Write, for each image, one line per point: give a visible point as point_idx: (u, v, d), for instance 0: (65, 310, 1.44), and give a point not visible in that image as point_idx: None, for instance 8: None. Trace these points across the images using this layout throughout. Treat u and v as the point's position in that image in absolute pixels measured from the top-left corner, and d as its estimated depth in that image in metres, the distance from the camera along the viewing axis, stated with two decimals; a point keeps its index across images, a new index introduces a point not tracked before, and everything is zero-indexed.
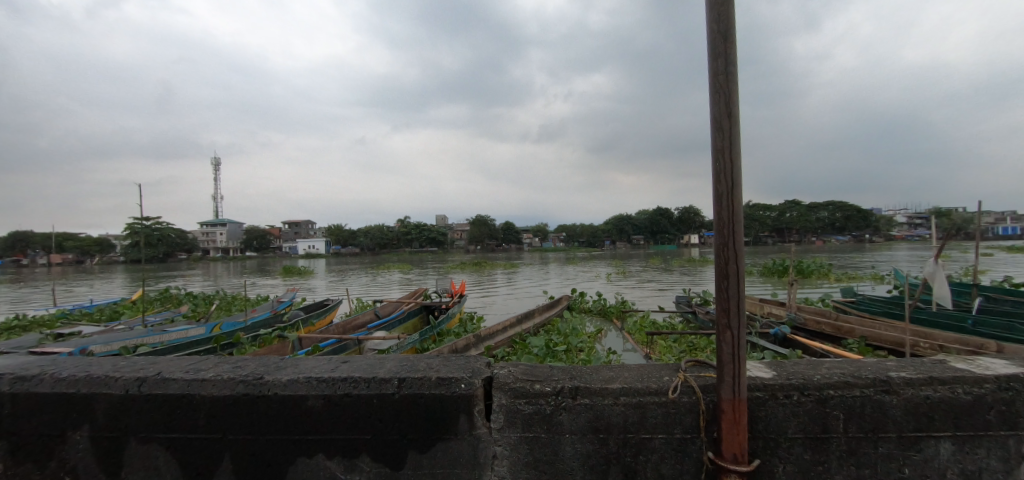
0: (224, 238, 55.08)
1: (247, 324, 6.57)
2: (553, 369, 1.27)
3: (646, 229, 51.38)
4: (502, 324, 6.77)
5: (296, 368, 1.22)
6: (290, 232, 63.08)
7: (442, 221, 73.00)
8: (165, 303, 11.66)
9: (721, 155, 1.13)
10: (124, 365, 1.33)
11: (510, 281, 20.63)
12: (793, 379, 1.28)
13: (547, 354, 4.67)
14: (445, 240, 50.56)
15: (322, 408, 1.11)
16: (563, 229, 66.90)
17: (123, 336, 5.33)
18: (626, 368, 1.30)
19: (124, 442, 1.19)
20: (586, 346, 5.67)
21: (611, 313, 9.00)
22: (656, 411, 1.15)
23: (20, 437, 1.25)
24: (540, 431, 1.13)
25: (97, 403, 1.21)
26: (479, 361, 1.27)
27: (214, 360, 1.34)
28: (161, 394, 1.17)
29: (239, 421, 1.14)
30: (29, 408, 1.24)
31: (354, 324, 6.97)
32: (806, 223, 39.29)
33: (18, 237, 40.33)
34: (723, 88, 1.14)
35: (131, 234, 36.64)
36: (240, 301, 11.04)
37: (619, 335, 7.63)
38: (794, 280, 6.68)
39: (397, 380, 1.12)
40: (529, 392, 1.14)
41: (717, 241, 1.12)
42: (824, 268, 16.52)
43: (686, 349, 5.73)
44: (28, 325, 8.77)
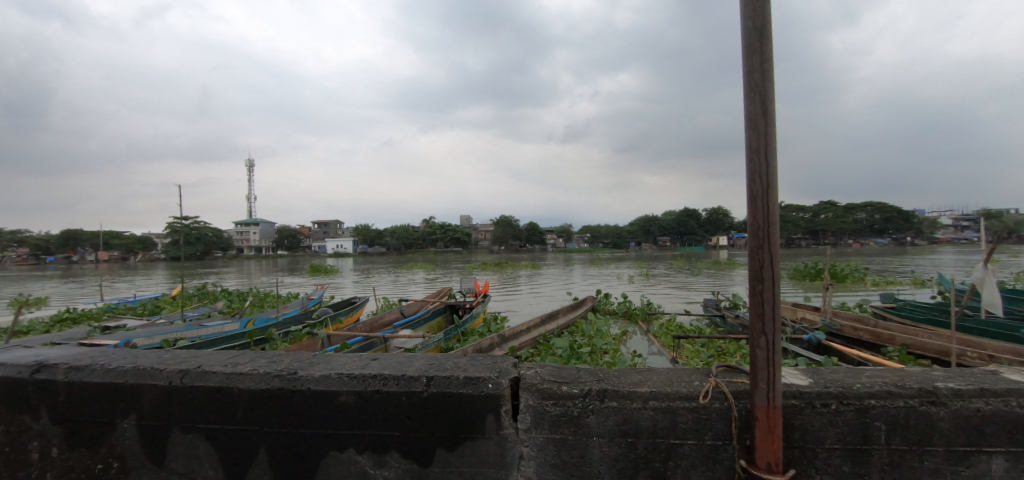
0: (257, 237, 57.08)
1: (279, 320, 6.80)
2: (580, 371, 1.27)
3: (672, 230, 50.52)
4: (527, 324, 6.77)
5: (327, 364, 1.25)
6: (319, 231, 64.82)
7: (466, 222, 73.49)
8: (201, 299, 12.16)
9: (755, 155, 1.10)
10: (167, 357, 1.40)
11: (533, 281, 20.63)
12: (831, 387, 1.24)
13: (571, 355, 4.65)
14: (469, 240, 50.98)
15: (352, 404, 1.14)
16: (586, 230, 66.31)
17: (164, 330, 5.60)
18: (655, 371, 1.28)
19: (168, 431, 1.25)
20: (611, 348, 5.61)
21: (636, 316, 8.88)
22: (686, 416, 1.13)
23: (74, 423, 1.33)
24: (567, 432, 1.13)
25: (144, 394, 1.27)
26: (505, 361, 1.28)
27: (251, 354, 1.39)
28: (202, 386, 1.22)
29: (274, 415, 1.18)
30: (82, 396, 1.32)
31: (380, 322, 7.10)
32: (843, 225, 37.77)
33: (70, 235, 42.99)
34: (758, 87, 1.11)
35: (172, 232, 38.39)
36: (272, 298, 11.41)
37: (644, 338, 7.51)
38: (829, 284, 6.41)
39: (426, 378, 1.13)
40: (556, 393, 1.13)
41: (750, 243, 1.09)
42: (862, 271, 15.86)
43: (715, 354, 5.59)
44: (77, 318, 9.29)
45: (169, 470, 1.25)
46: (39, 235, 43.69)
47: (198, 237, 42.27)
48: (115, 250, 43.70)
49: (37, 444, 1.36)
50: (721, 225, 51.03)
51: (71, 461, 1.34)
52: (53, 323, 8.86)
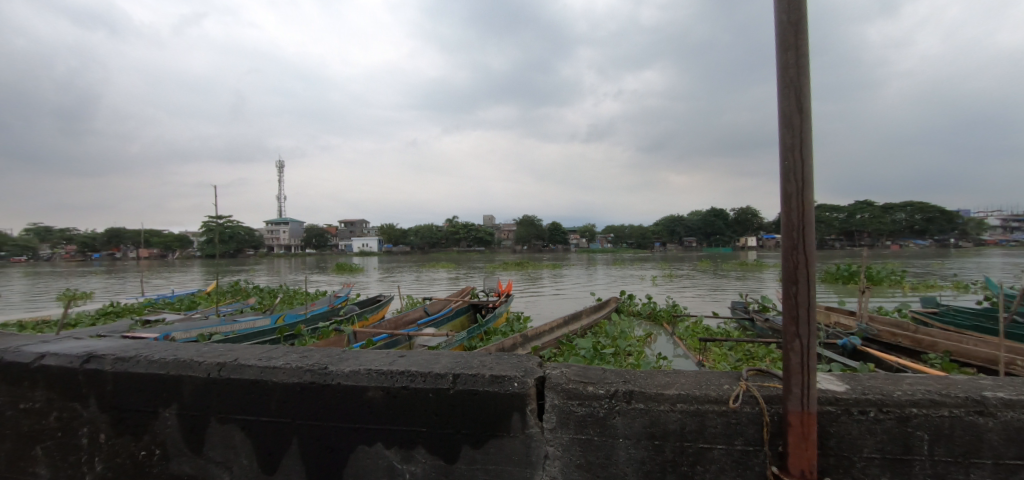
0: (287, 235, 58.79)
1: (307, 316, 7.00)
2: (606, 372, 1.25)
3: (698, 230, 49.49)
4: (550, 324, 6.77)
5: (356, 360, 1.28)
6: (345, 230, 66.25)
7: (489, 221, 73.72)
8: (234, 295, 12.62)
9: (790, 154, 1.06)
10: (205, 350, 1.46)
11: (556, 281, 20.55)
12: (870, 394, 1.19)
13: (595, 356, 4.63)
14: (491, 240, 51.20)
15: (381, 400, 1.16)
16: (610, 230, 65.55)
17: (201, 325, 5.84)
18: (683, 374, 1.25)
19: (206, 422, 1.30)
20: (635, 350, 5.55)
21: (660, 318, 8.74)
22: (716, 420, 1.10)
23: (119, 411, 1.40)
24: (593, 433, 1.12)
25: (184, 385, 1.33)
26: (531, 361, 1.28)
27: (284, 349, 1.43)
28: (239, 378, 1.27)
29: (305, 408, 1.21)
30: (127, 385, 1.39)
31: (404, 320, 7.23)
32: (881, 225, 36.18)
33: (113, 233, 45.26)
34: (794, 83, 1.07)
35: (207, 231, 39.98)
36: (301, 295, 11.75)
37: (670, 340, 7.39)
38: (866, 287, 6.16)
39: (452, 376, 1.14)
40: (581, 394, 1.13)
41: (785, 244, 1.06)
42: (899, 274, 15.18)
43: (743, 358, 5.46)
44: (121, 312, 9.79)
45: (207, 458, 1.31)
46: (87, 233, 46.24)
47: (231, 236, 43.89)
48: (155, 247, 45.86)
49: (87, 430, 1.44)
50: (749, 225, 49.64)
51: (117, 447, 1.41)
52: (99, 316, 9.37)
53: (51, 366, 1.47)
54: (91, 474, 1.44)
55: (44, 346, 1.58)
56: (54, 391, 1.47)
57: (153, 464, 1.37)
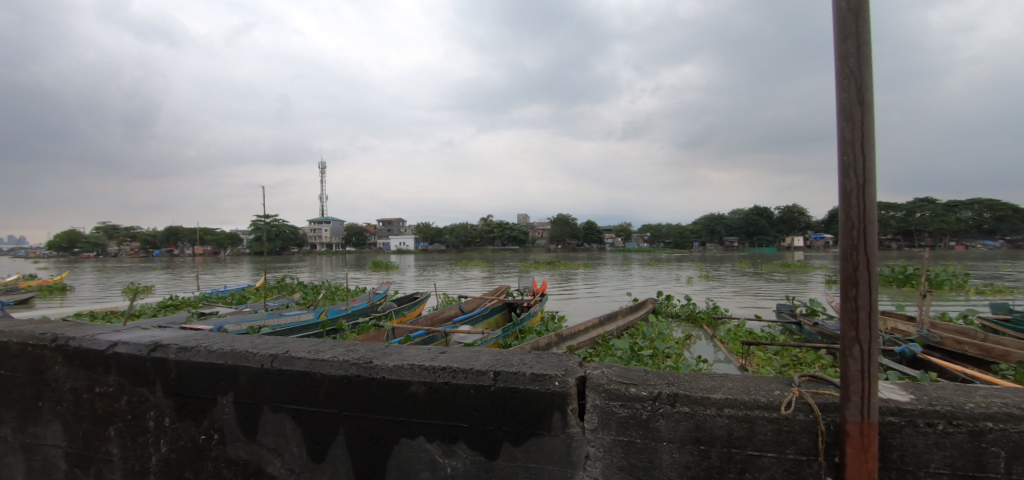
0: (328, 234, 61.08)
1: (348, 311, 7.26)
2: (649, 373, 1.23)
3: (740, 229, 47.62)
4: (585, 324, 6.71)
5: (399, 355, 1.31)
6: (383, 229, 68.11)
7: (523, 221, 73.91)
8: (280, 291, 13.25)
9: (849, 148, 1.00)
10: (258, 342, 1.53)
11: (591, 281, 20.32)
12: (937, 405, 1.10)
13: (632, 357, 4.58)
14: (525, 239, 51.24)
15: (423, 395, 1.19)
16: (646, 230, 64.13)
17: (251, 318, 6.18)
18: (729, 377, 1.21)
19: (260, 410, 1.37)
20: (674, 352, 5.43)
21: (700, 320, 8.48)
22: (766, 427, 1.05)
23: (182, 397, 1.50)
24: (635, 435, 1.10)
25: (240, 374, 1.40)
26: (570, 360, 1.27)
27: (331, 343, 1.49)
28: (289, 370, 1.33)
29: (350, 400, 1.26)
30: (189, 372, 1.48)
31: (441, 317, 7.36)
32: (944, 225, 33.60)
33: (172, 232, 48.52)
34: (854, 74, 1.01)
35: (256, 229, 42.14)
36: (341, 291, 12.19)
37: (710, 344, 7.16)
38: (927, 290, 5.75)
39: (493, 373, 1.15)
40: (624, 395, 1.11)
41: (844, 244, 1.00)
42: (964, 277, 14.07)
43: (789, 363, 5.23)
44: (179, 305, 10.49)
45: (260, 444, 1.38)
46: (149, 231, 49.79)
47: (278, 234, 46.14)
48: (209, 244, 48.81)
49: (153, 414, 1.55)
50: (795, 224, 47.35)
51: (180, 430, 1.51)
52: (160, 308, 10.08)
53: (122, 353, 1.60)
54: (157, 454, 1.55)
55: (116, 336, 1.71)
56: (125, 377, 1.60)
57: (212, 447, 1.46)
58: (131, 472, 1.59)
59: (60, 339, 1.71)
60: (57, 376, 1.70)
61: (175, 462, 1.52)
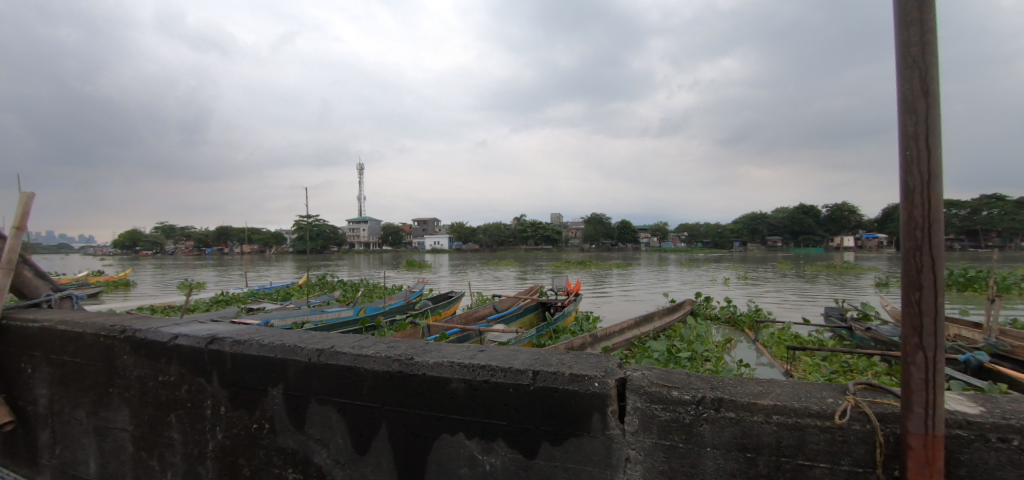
0: (366, 233, 62.83)
1: (386, 309, 7.48)
2: (691, 376, 1.19)
3: (784, 229, 45.47)
4: (621, 325, 6.61)
5: (439, 353, 1.34)
6: (419, 228, 69.46)
7: (557, 221, 73.59)
8: (321, 288, 13.76)
9: (911, 141, 0.94)
10: (305, 337, 1.60)
11: (625, 282, 19.95)
12: (1013, 420, 1.02)
13: (669, 360, 4.51)
14: (558, 239, 50.94)
15: (463, 392, 1.21)
16: (683, 229, 62.42)
17: (295, 313, 6.48)
18: (778, 383, 1.16)
19: (308, 402, 1.44)
20: (713, 356, 5.28)
21: (741, 323, 8.17)
22: (819, 436, 1.01)
23: (236, 387, 1.59)
24: (678, 440, 1.07)
25: (290, 366, 1.47)
26: (610, 361, 1.25)
27: (373, 339, 1.53)
28: (335, 364, 1.38)
29: (392, 395, 1.30)
30: (243, 364, 1.57)
31: (475, 316, 7.46)
32: (1016, 224, 30.88)
33: (223, 231, 51.41)
34: (918, 63, 0.94)
35: (298, 229, 44.02)
36: (379, 289, 12.56)
37: (752, 348, 6.89)
38: (995, 295, 5.32)
39: (532, 372, 1.15)
40: (666, 398, 1.08)
41: (905, 244, 0.94)
42: None
43: (839, 370, 4.98)
44: (229, 300, 11.11)
45: (307, 435, 1.44)
46: (202, 230, 52.96)
47: (319, 233, 48.04)
48: (255, 244, 51.37)
49: (210, 402, 1.65)
50: (845, 224, 44.77)
51: (234, 418, 1.60)
52: (212, 303, 10.69)
53: (183, 345, 1.71)
54: (214, 440, 1.65)
55: (177, 328, 1.83)
56: (185, 367, 1.70)
57: (263, 436, 1.54)
58: (190, 456, 1.70)
59: (128, 330, 1.85)
60: (125, 365, 1.84)
61: (230, 449, 1.61)
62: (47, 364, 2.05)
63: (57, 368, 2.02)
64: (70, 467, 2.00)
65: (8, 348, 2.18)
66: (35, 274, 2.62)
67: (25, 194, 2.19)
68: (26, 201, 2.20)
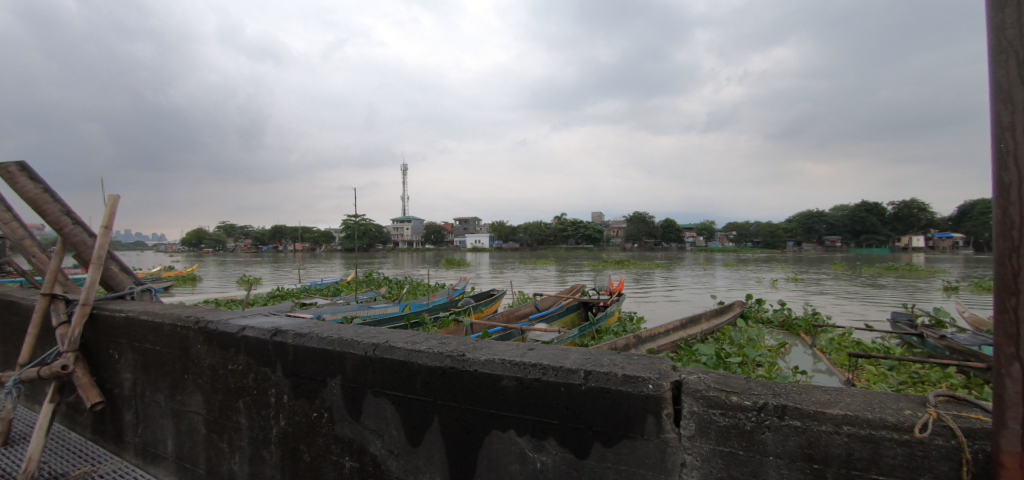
0: (410, 232, 64.64)
1: (430, 306, 7.69)
2: (750, 381, 1.15)
3: (845, 228, 42.61)
4: (666, 327, 6.44)
5: (490, 350, 1.36)
6: (460, 227, 70.72)
7: (599, 220, 72.62)
8: (368, 285, 14.32)
9: (1009, 134, 0.86)
10: (361, 332, 1.67)
11: (669, 282, 19.40)
12: None
13: (718, 364, 4.39)
14: (600, 238, 50.23)
15: (514, 389, 1.22)
16: (732, 229, 59.99)
17: (346, 309, 6.80)
18: (847, 392, 1.10)
19: (364, 394, 1.50)
20: (767, 361, 5.05)
21: (797, 327, 7.77)
22: (896, 450, 0.94)
23: (298, 378, 1.68)
24: (738, 447, 1.03)
25: (347, 360, 1.54)
26: (663, 363, 1.22)
27: (425, 334, 1.58)
28: (390, 358, 1.43)
29: (444, 390, 1.33)
30: (304, 356, 1.66)
31: (517, 314, 7.53)
32: None
33: (278, 230, 54.56)
34: (1014, 48, 0.85)
35: (346, 228, 45.93)
36: (422, 287, 12.88)
37: (808, 354, 6.53)
38: None
39: (584, 371, 1.15)
40: (724, 403, 1.05)
41: (1000, 247, 0.86)
42: None
43: (908, 381, 4.63)
44: (284, 295, 11.77)
45: (363, 425, 1.51)
46: (260, 230, 56.56)
47: (365, 232, 49.94)
48: (306, 242, 54.14)
49: (274, 391, 1.76)
50: (914, 222, 41.38)
51: (296, 407, 1.69)
52: (270, 298, 11.39)
53: (249, 336, 1.83)
54: (277, 426, 1.75)
55: (243, 321, 1.96)
56: (251, 357, 1.82)
57: (322, 424, 1.62)
58: (255, 440, 1.82)
59: (201, 322, 2.00)
60: (199, 353, 1.99)
61: (291, 435, 1.71)
62: (132, 351, 2.25)
63: (139, 355, 2.22)
64: (150, 445, 2.19)
65: (99, 335, 2.42)
66: (120, 269, 2.89)
67: (111, 196, 2.42)
68: (112, 202, 2.42)
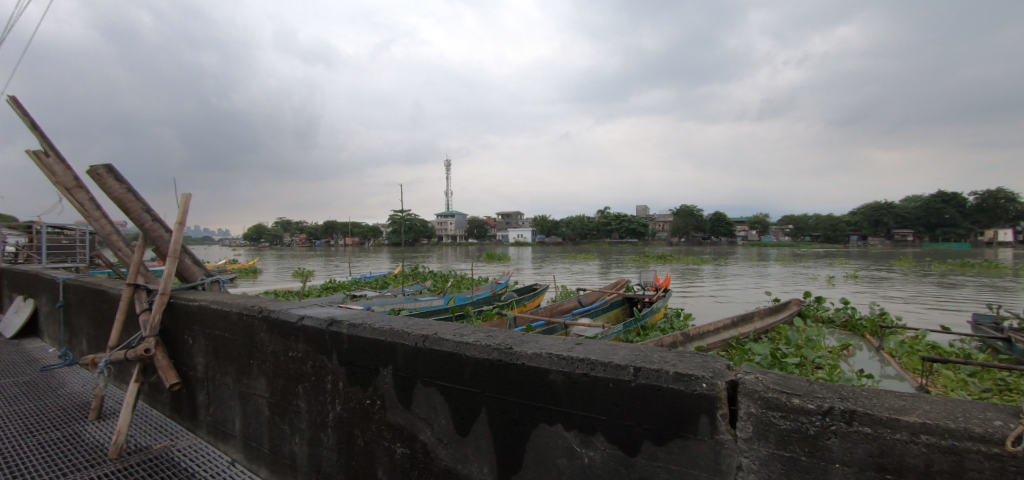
0: (453, 227, 65.73)
1: (474, 299, 7.82)
2: (814, 384, 1.09)
3: (918, 221, 39.16)
4: (716, 324, 6.20)
5: (537, 343, 1.37)
6: (503, 222, 71.30)
7: (643, 213, 70.94)
8: (414, 278, 14.76)
9: None
10: (411, 323, 1.73)
11: (718, 278, 18.63)
12: None
13: (773, 364, 4.20)
14: (644, 232, 48.99)
15: (562, 383, 1.22)
16: (788, 222, 56.69)
17: (393, 301, 7.05)
18: (925, 398, 1.01)
19: (414, 384, 1.55)
20: (828, 364, 4.75)
21: (861, 328, 7.26)
22: (982, 463, 0.85)
23: (352, 366, 1.76)
24: (800, 452, 0.98)
25: (398, 350, 1.59)
26: (717, 362, 1.18)
27: (472, 327, 1.61)
28: (438, 350, 1.47)
29: (492, 381, 1.35)
30: (357, 345, 1.74)
31: (561, 309, 7.51)
32: None
33: (330, 225, 57.42)
34: None
35: (393, 223, 47.54)
36: (466, 281, 13.12)
37: (875, 357, 6.07)
38: None
39: (633, 368, 1.13)
40: (784, 405, 1.00)
41: None
42: None
43: (993, 389, 4.22)
44: (335, 287, 12.34)
45: (414, 413, 1.56)
46: (314, 225, 59.76)
47: (411, 227, 51.50)
48: (356, 236, 56.48)
49: (331, 377, 1.85)
50: (1001, 214, 37.37)
51: (352, 393, 1.77)
52: (323, 290, 12.00)
53: (308, 325, 1.94)
54: (334, 411, 1.85)
55: (302, 311, 2.08)
56: (310, 345, 1.93)
57: (375, 411, 1.69)
58: (314, 424, 1.93)
59: (265, 311, 2.14)
60: (262, 341, 2.13)
61: (347, 420, 1.80)
62: (204, 337, 2.44)
63: (211, 341, 2.40)
64: (221, 424, 2.37)
65: (175, 322, 2.64)
66: (193, 261, 3.13)
67: (183, 195, 2.62)
68: (185, 200, 2.63)
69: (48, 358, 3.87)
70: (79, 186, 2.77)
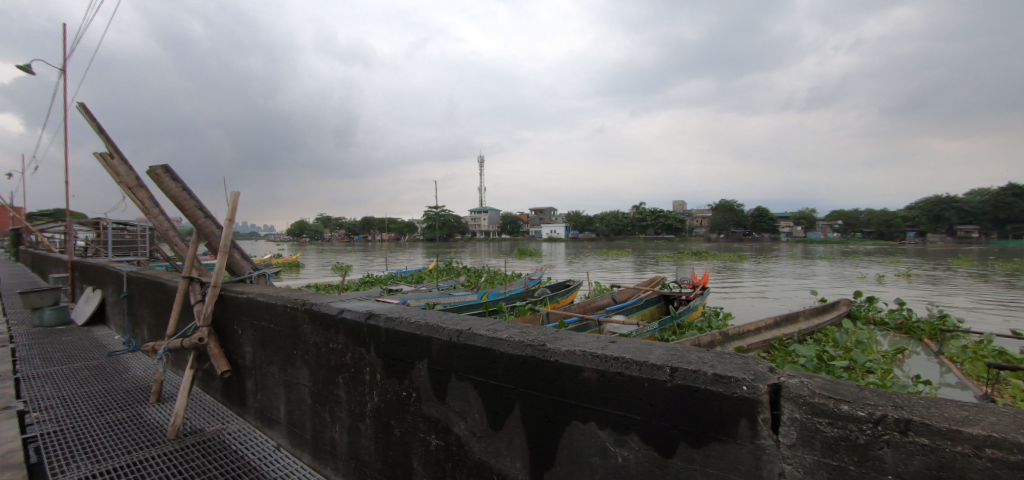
0: (487, 223, 66.17)
1: (507, 295, 7.85)
2: (864, 389, 1.03)
3: (986, 216, 36.07)
4: (758, 324, 5.95)
5: (570, 341, 1.36)
6: (536, 218, 71.13)
7: (681, 209, 68.93)
8: (448, 273, 14.99)
9: None
10: (446, 318, 1.76)
11: (761, 277, 17.85)
12: None
13: (819, 367, 4.00)
14: (682, 227, 47.65)
15: (595, 381, 1.21)
16: (838, 217, 53.62)
17: (428, 295, 7.19)
18: (992, 410, 0.93)
19: (449, 378, 1.58)
20: (880, 368, 4.48)
21: (919, 331, 6.79)
22: None
23: (389, 358, 1.81)
24: (848, 461, 0.93)
25: (434, 344, 1.63)
26: (759, 364, 1.14)
27: (506, 323, 1.62)
28: (472, 344, 1.49)
29: (526, 377, 1.36)
30: (395, 338, 1.78)
31: (594, 306, 7.43)
32: None
33: (368, 221, 59.10)
34: None
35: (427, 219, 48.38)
36: (499, 276, 13.20)
37: (934, 363, 5.68)
38: None
39: (670, 368, 1.11)
40: (832, 411, 0.95)
41: None
42: None
43: None
44: (372, 281, 12.70)
45: (448, 407, 1.59)
46: (352, 222, 61.72)
47: (445, 224, 52.26)
48: (392, 231, 57.87)
49: (369, 369, 1.91)
50: None
51: (388, 385, 1.83)
52: (361, 284, 12.38)
53: (347, 318, 2.00)
54: (372, 401, 1.91)
55: (342, 304, 2.15)
56: (349, 337, 1.99)
57: (411, 403, 1.73)
58: (353, 413, 2.00)
59: (307, 303, 2.22)
60: (305, 332, 2.22)
61: (384, 410, 1.86)
62: (252, 328, 2.58)
63: (258, 331, 2.53)
64: (268, 411, 2.50)
65: (225, 312, 2.80)
66: (241, 256, 3.30)
67: (232, 193, 2.77)
68: (234, 198, 2.78)
69: (114, 345, 4.20)
70: (140, 185, 2.97)
